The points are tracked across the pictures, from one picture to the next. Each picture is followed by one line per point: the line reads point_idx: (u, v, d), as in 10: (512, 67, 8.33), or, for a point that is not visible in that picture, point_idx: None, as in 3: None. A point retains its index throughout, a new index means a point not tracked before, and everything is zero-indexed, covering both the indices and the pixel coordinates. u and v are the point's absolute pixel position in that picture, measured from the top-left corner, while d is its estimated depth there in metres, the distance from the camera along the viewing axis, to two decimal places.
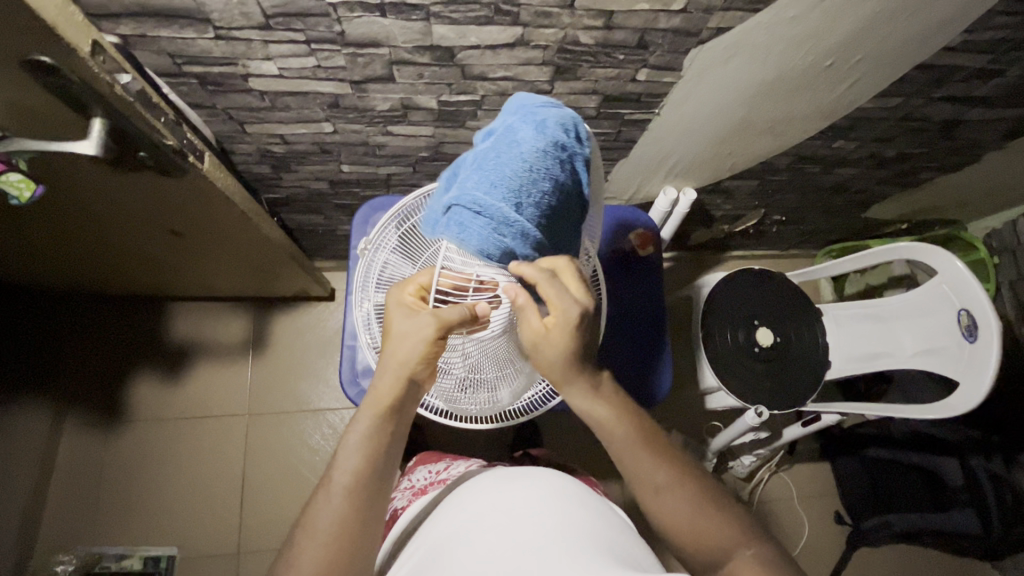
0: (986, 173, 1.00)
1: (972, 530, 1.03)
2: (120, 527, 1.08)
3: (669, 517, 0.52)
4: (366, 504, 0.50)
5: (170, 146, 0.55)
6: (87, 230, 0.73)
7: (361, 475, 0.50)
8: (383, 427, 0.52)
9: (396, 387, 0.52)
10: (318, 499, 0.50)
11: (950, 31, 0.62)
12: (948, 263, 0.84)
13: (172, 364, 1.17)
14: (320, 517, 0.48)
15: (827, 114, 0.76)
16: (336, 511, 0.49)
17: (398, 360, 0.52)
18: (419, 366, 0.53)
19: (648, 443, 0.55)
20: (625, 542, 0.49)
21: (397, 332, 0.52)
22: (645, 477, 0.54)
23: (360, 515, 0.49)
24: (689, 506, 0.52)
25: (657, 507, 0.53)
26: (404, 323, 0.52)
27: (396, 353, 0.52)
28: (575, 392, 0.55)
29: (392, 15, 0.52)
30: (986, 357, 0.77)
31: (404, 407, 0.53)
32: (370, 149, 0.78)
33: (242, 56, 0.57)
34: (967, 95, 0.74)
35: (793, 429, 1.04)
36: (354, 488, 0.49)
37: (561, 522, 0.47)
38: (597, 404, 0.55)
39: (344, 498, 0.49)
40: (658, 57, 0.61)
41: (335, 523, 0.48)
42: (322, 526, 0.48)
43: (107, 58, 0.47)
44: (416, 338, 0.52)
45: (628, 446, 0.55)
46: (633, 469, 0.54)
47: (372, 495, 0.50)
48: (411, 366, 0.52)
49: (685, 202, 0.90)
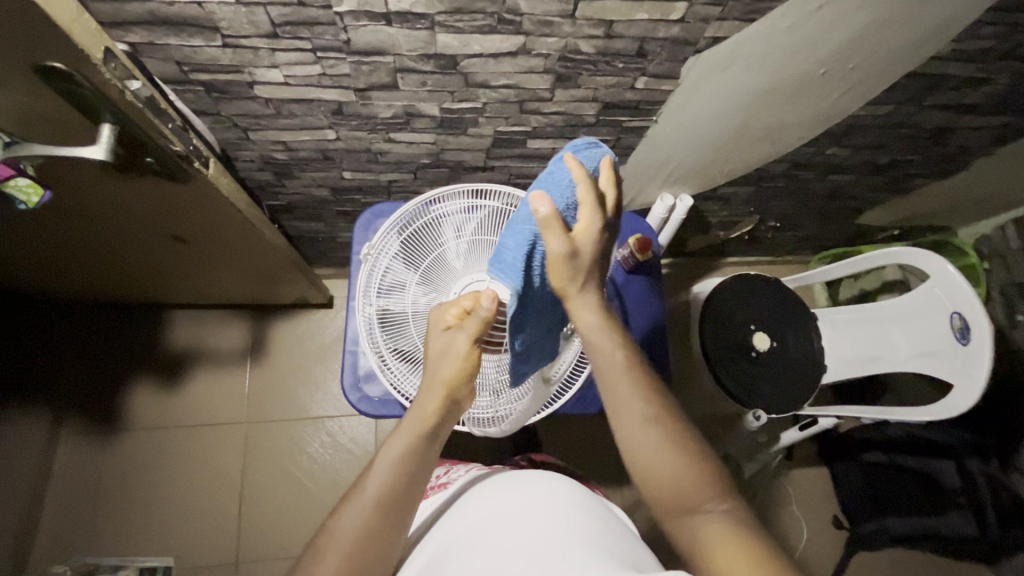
0: (975, 180, 1.03)
1: (969, 534, 1.04)
2: (117, 537, 1.07)
3: (648, 456, 0.51)
4: (392, 516, 0.50)
5: (176, 152, 0.56)
6: (90, 236, 0.73)
7: (393, 488, 0.51)
8: (420, 446, 0.53)
9: (437, 406, 0.55)
10: (345, 504, 0.50)
11: (939, 40, 0.64)
12: (941, 268, 0.85)
13: (171, 372, 1.17)
14: (345, 524, 0.49)
15: (821, 121, 0.77)
16: (362, 518, 0.49)
17: (439, 377, 0.56)
18: (457, 384, 0.56)
19: (636, 372, 0.55)
20: (637, 553, 0.48)
21: (441, 349, 0.56)
22: (623, 413, 0.53)
23: (385, 525, 0.49)
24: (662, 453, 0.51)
25: (635, 438, 0.52)
26: (443, 341, 0.56)
27: (436, 369, 0.56)
28: (581, 303, 0.55)
29: (398, 24, 0.53)
30: (979, 358, 0.79)
31: (444, 427, 0.56)
32: (372, 156, 0.78)
33: (249, 64, 0.58)
34: (957, 102, 0.76)
35: (791, 432, 1.05)
36: (383, 499, 0.50)
37: (576, 530, 0.47)
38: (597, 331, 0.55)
39: (371, 507, 0.49)
40: (657, 65, 0.63)
41: (359, 530, 0.48)
42: (346, 530, 0.48)
43: (118, 64, 0.48)
44: (454, 353, 0.56)
45: (615, 375, 0.54)
46: (616, 403, 0.54)
47: (399, 509, 0.51)
48: (448, 382, 0.55)
49: (682, 208, 0.92)
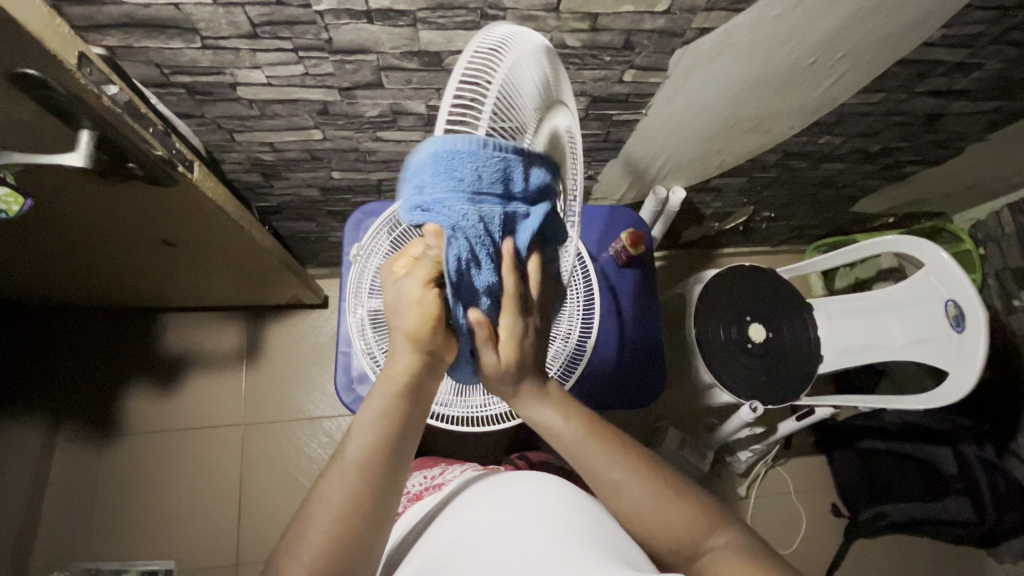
0: (969, 166, 1.02)
1: (968, 520, 1.05)
2: (116, 541, 1.07)
3: (631, 513, 0.51)
4: (377, 484, 0.47)
5: (159, 156, 0.55)
6: (75, 242, 0.72)
7: (376, 449, 0.48)
8: (398, 402, 0.49)
9: (410, 360, 0.49)
10: (328, 474, 0.48)
11: (929, 26, 0.63)
12: (937, 256, 0.85)
13: (166, 376, 1.16)
14: (330, 493, 0.46)
15: (812, 110, 0.76)
16: (344, 484, 0.46)
17: (401, 330, 0.48)
18: (425, 336, 0.48)
19: (598, 437, 0.54)
20: (631, 549, 0.48)
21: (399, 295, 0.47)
22: (595, 477, 0.53)
23: (371, 490, 0.47)
24: (650, 499, 0.51)
25: (621, 504, 0.52)
26: (396, 292, 0.48)
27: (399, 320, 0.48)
28: (524, 403, 0.55)
29: (379, 21, 0.53)
30: (975, 345, 0.79)
31: (422, 383, 0.50)
32: (361, 155, 0.78)
33: (230, 65, 0.57)
34: (948, 89, 0.75)
35: (788, 423, 1.04)
36: (367, 465, 0.47)
37: (568, 529, 0.47)
38: (548, 414, 0.54)
39: (353, 471, 0.47)
40: (644, 57, 0.62)
41: (343, 499, 0.46)
42: (330, 501, 0.46)
43: (94, 69, 0.47)
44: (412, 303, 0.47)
45: (576, 448, 0.54)
46: (587, 465, 0.53)
47: (385, 473, 0.48)
48: (412, 334, 0.48)
49: (675, 201, 0.91)
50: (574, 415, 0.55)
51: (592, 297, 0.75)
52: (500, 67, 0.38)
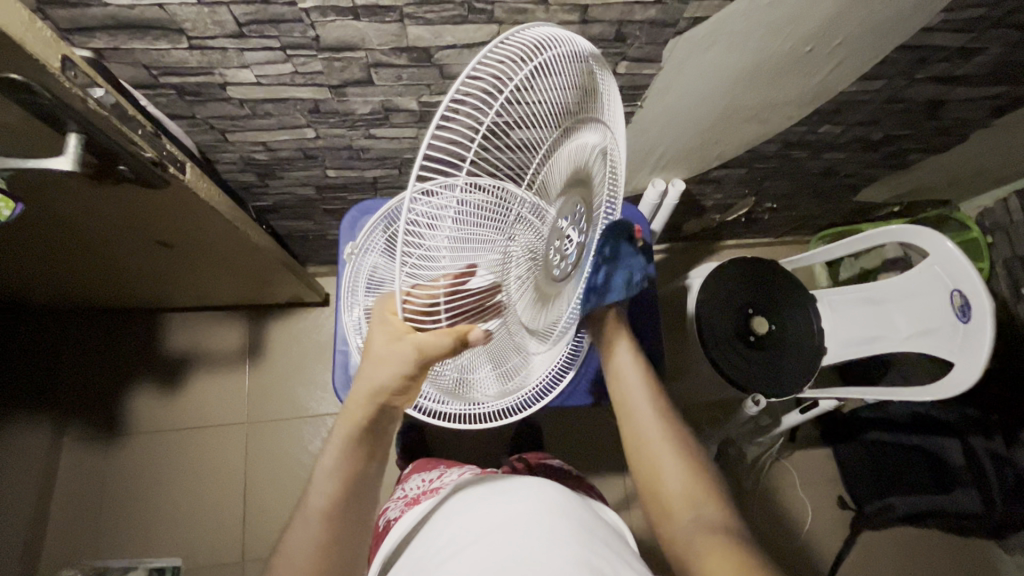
0: (975, 152, 1.00)
1: (974, 512, 1.03)
2: (123, 540, 1.08)
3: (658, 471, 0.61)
4: (341, 527, 0.51)
5: (149, 159, 0.55)
6: (72, 245, 0.73)
7: (337, 499, 0.51)
8: (357, 450, 0.51)
9: (366, 410, 0.48)
10: (296, 521, 0.52)
11: (929, 11, 0.62)
12: (940, 245, 0.84)
13: (170, 375, 1.17)
14: (299, 543, 0.50)
15: (810, 99, 0.75)
16: (312, 536, 0.50)
17: (372, 384, 0.46)
18: (392, 393, 0.47)
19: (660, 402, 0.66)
20: (613, 559, 0.49)
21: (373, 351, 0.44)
22: (635, 419, 0.64)
23: (337, 537, 0.51)
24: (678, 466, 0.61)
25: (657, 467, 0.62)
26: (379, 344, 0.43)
27: (366, 376, 0.46)
28: (618, 359, 0.68)
29: (366, 17, 0.52)
30: (980, 335, 0.78)
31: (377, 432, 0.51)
32: (355, 153, 0.77)
33: (219, 65, 0.57)
34: (951, 75, 0.74)
35: (793, 414, 1.04)
36: (329, 512, 0.51)
37: (551, 534, 0.48)
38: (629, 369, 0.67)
39: (318, 523, 0.51)
40: (637, 49, 0.61)
41: (313, 549, 0.50)
42: (300, 552, 0.50)
43: (78, 72, 0.46)
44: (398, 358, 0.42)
45: (634, 396, 0.66)
46: (629, 411, 0.65)
47: (349, 518, 0.52)
48: (382, 390, 0.46)
49: (673, 193, 0.90)
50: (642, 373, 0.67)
51: None
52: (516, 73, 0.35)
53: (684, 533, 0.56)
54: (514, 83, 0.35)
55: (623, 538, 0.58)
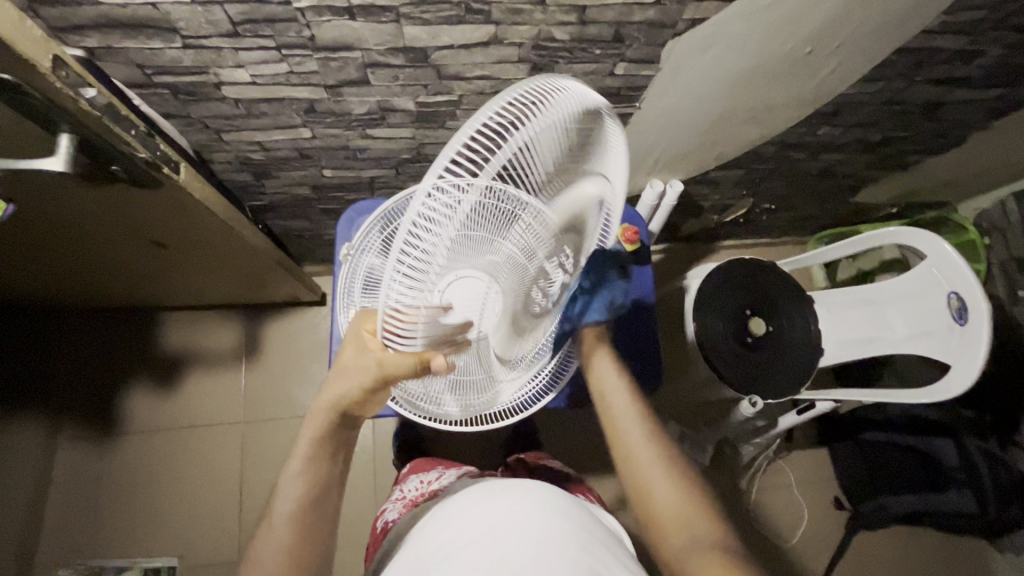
0: (973, 154, 1.00)
1: (970, 511, 1.03)
2: (116, 540, 1.08)
3: (645, 485, 0.59)
4: (309, 533, 0.51)
5: (143, 159, 0.54)
6: (63, 245, 0.72)
7: (304, 500, 0.51)
8: (320, 453, 0.53)
9: (326, 420, 0.52)
10: (263, 529, 0.51)
11: (927, 14, 0.61)
12: (938, 247, 0.84)
13: (165, 374, 1.16)
14: (266, 548, 0.50)
15: (809, 101, 0.75)
16: (280, 541, 0.50)
17: (335, 395, 0.50)
18: (351, 404, 0.51)
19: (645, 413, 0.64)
20: (607, 559, 0.49)
21: (340, 367, 0.50)
22: (623, 439, 0.62)
23: (306, 540, 0.51)
24: (667, 478, 0.58)
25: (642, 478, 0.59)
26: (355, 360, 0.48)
27: (329, 389, 0.51)
28: (600, 372, 0.67)
29: (362, 17, 0.51)
30: (977, 338, 0.78)
31: (336, 442, 0.54)
32: (351, 153, 0.77)
33: (214, 65, 0.57)
34: (949, 77, 0.74)
35: (788, 416, 1.04)
36: (297, 516, 0.51)
37: (543, 535, 0.48)
38: (613, 381, 0.66)
39: (286, 526, 0.51)
40: (635, 50, 0.61)
41: (279, 556, 0.49)
42: (267, 558, 0.49)
43: (71, 72, 0.46)
44: (363, 370, 0.48)
45: (619, 409, 0.64)
46: (616, 428, 0.63)
47: (318, 520, 0.52)
48: (343, 401, 0.50)
49: (672, 194, 0.89)
50: (627, 391, 0.66)
51: None
52: (548, 104, 0.35)
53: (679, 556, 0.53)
54: (539, 117, 0.35)
55: (620, 539, 0.58)
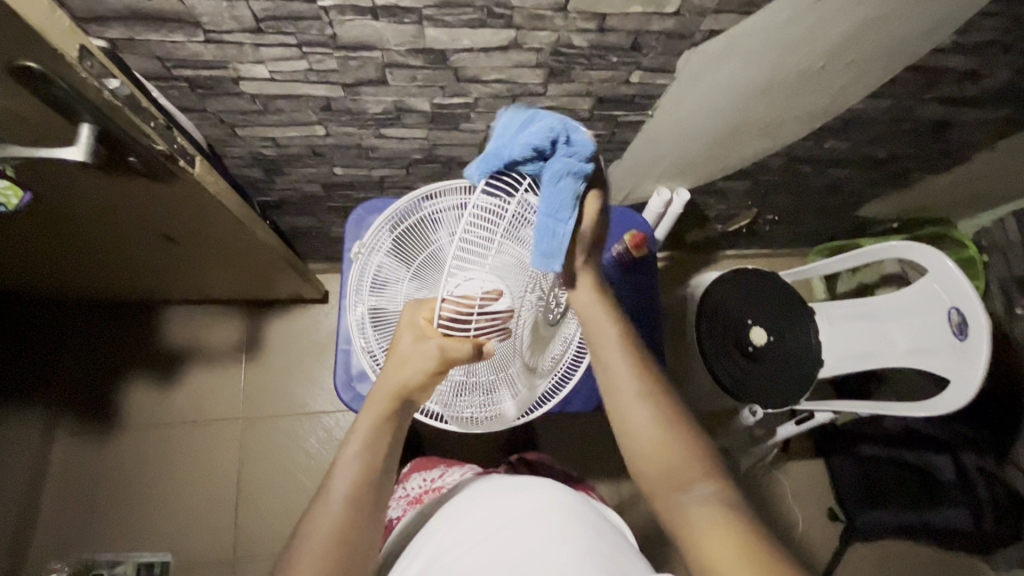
0: (975, 172, 1.01)
1: (965, 527, 1.04)
2: (112, 533, 1.07)
3: (635, 437, 0.55)
4: (365, 511, 0.51)
5: (161, 151, 0.55)
6: (73, 234, 0.72)
7: (360, 483, 0.51)
8: (381, 436, 0.53)
9: (389, 406, 0.53)
10: (315, 508, 0.51)
11: (939, 34, 0.62)
12: (942, 263, 0.84)
13: (165, 368, 1.16)
14: (320, 526, 0.49)
15: (819, 115, 0.76)
16: (334, 519, 0.49)
17: (397, 382, 0.53)
18: (414, 389, 0.53)
19: (633, 353, 0.58)
20: (622, 554, 0.50)
21: (397, 354, 0.53)
22: (614, 389, 0.56)
23: (359, 522, 0.50)
24: (659, 430, 0.54)
25: (634, 434, 0.55)
26: (413, 344, 0.52)
27: (391, 375, 0.53)
28: (579, 297, 0.59)
29: (385, 18, 0.52)
30: (977, 353, 0.78)
31: (397, 427, 0.55)
32: (363, 152, 0.77)
33: (234, 60, 0.57)
34: (958, 95, 0.75)
35: (787, 427, 1.05)
36: (352, 497, 0.50)
37: (564, 531, 0.49)
38: (594, 311, 0.59)
39: (341, 506, 0.50)
40: (652, 59, 0.61)
41: (331, 536, 0.49)
42: (320, 535, 0.49)
43: (96, 63, 0.46)
44: (422, 360, 0.52)
45: (609, 353, 0.58)
46: (610, 371, 0.57)
47: (369, 505, 0.51)
48: (407, 386, 0.53)
49: (679, 202, 0.92)
50: (615, 319, 0.59)
51: None
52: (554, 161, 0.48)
53: (676, 508, 0.51)
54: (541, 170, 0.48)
55: (624, 534, 0.59)
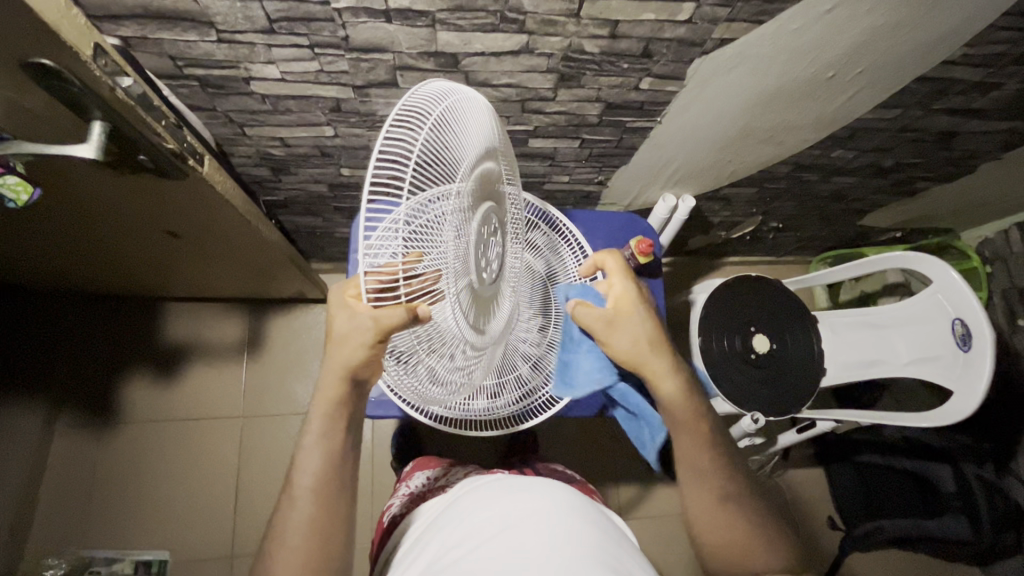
0: (980, 184, 1.02)
1: (964, 537, 1.02)
2: (110, 531, 1.07)
3: (703, 518, 0.61)
4: (333, 504, 0.52)
5: (170, 149, 0.54)
6: (77, 231, 0.72)
7: (324, 475, 0.52)
8: (335, 423, 0.53)
9: (340, 390, 0.51)
10: (284, 504, 0.52)
11: (952, 45, 0.62)
12: (943, 273, 0.84)
13: (166, 365, 1.16)
14: (290, 523, 0.51)
15: (827, 124, 0.76)
16: (304, 516, 0.51)
17: (341, 365, 0.50)
18: (360, 367, 0.50)
19: (714, 444, 0.62)
20: (619, 551, 0.50)
21: (335, 338, 0.49)
22: (697, 475, 0.62)
23: (328, 513, 0.52)
24: (737, 518, 0.60)
25: (707, 512, 0.60)
26: (349, 324, 0.48)
27: (335, 362, 0.50)
28: (661, 373, 0.61)
29: (398, 21, 0.52)
30: (980, 364, 0.78)
31: (351, 408, 0.53)
32: (371, 153, 0.77)
33: (245, 59, 0.57)
34: (965, 107, 0.75)
35: (789, 434, 1.04)
36: (318, 490, 0.52)
37: (560, 528, 0.49)
38: (679, 391, 0.61)
39: (309, 503, 0.52)
40: (663, 65, 0.61)
41: (303, 528, 0.51)
42: (291, 531, 0.51)
43: (109, 61, 0.46)
44: (358, 335, 0.47)
45: (694, 439, 0.62)
46: (697, 461, 0.62)
47: (338, 496, 0.53)
48: (351, 368, 0.50)
49: (684, 209, 0.89)
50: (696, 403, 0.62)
51: None
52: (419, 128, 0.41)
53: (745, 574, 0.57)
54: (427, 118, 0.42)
55: (626, 532, 0.59)
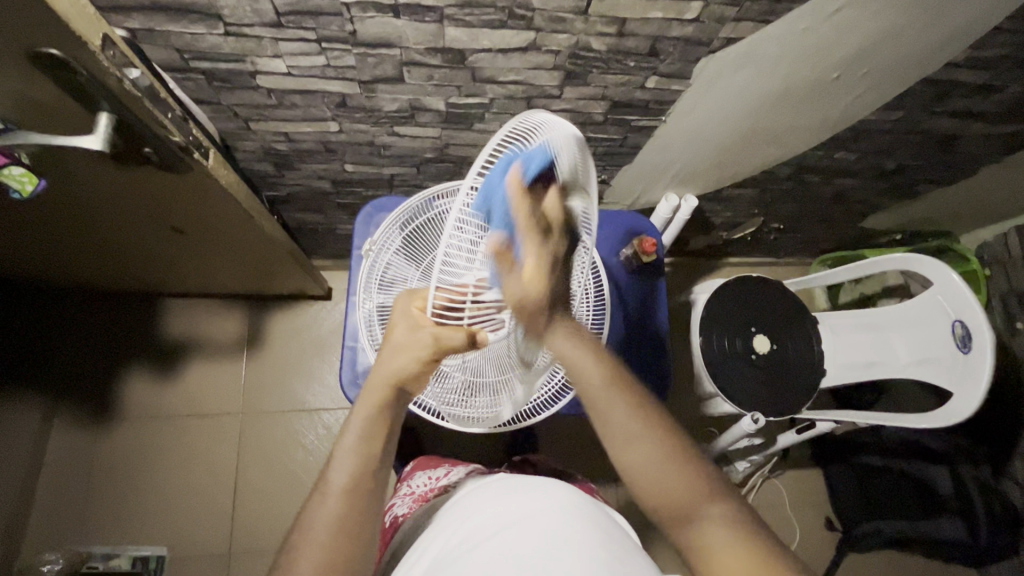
0: (981, 187, 1.02)
1: (959, 538, 1.05)
2: (108, 527, 1.06)
3: (640, 476, 0.52)
4: (361, 504, 0.49)
5: (176, 142, 0.54)
6: (80, 224, 0.71)
7: (359, 475, 0.50)
8: (377, 426, 0.52)
9: (384, 395, 0.52)
10: (312, 501, 0.49)
11: (957, 46, 0.63)
12: (945, 276, 0.85)
13: (165, 361, 1.15)
14: (317, 520, 0.48)
15: (832, 124, 0.76)
16: (331, 514, 0.48)
17: (391, 372, 0.51)
18: (410, 378, 0.52)
19: (625, 391, 0.54)
20: (624, 550, 0.50)
21: (391, 345, 0.51)
22: (614, 437, 0.53)
23: (355, 514, 0.49)
24: (665, 465, 0.51)
25: (637, 466, 0.52)
26: (407, 334, 0.50)
27: (386, 368, 0.51)
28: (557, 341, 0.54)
29: (406, 16, 0.52)
30: (979, 365, 0.79)
31: (393, 417, 0.53)
32: (375, 149, 0.77)
33: (252, 53, 0.57)
34: (969, 110, 0.75)
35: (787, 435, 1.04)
36: (351, 488, 0.50)
37: (567, 527, 0.49)
38: (580, 356, 0.55)
39: (338, 500, 0.49)
40: (669, 64, 0.61)
41: (330, 525, 0.48)
42: (317, 527, 0.48)
43: (117, 52, 0.46)
44: (415, 347, 0.49)
45: (601, 401, 0.54)
46: (607, 418, 0.54)
47: (368, 497, 0.50)
48: (401, 377, 0.51)
49: (685, 209, 0.90)
50: (602, 364, 0.55)
51: (602, 308, 0.73)
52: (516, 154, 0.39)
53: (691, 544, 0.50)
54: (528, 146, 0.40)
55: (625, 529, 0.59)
